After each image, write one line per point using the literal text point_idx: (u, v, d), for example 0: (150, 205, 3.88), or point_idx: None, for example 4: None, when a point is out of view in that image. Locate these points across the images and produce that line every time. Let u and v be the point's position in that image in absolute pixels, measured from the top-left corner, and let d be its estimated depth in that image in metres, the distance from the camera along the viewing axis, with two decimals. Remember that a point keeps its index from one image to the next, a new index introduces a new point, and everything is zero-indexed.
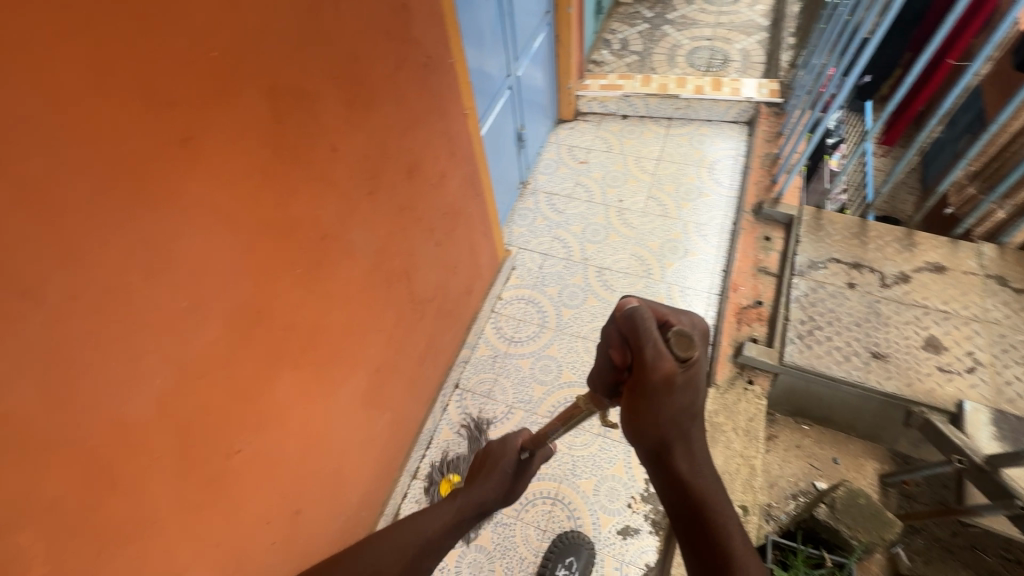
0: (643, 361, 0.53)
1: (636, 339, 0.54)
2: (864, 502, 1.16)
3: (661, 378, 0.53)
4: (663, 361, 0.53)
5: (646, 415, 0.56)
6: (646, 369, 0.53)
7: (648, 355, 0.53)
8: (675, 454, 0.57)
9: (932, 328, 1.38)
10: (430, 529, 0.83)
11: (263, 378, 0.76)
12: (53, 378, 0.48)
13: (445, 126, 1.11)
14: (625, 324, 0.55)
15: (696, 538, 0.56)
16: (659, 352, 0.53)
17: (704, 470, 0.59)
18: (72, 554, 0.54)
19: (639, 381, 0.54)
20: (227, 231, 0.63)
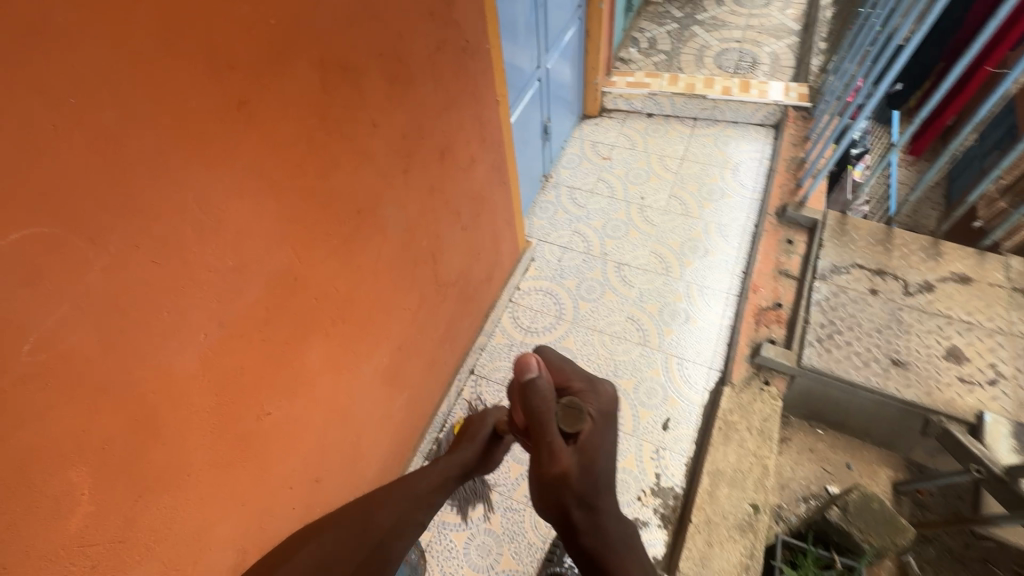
0: (539, 454, 0.55)
1: (534, 421, 0.54)
2: (877, 507, 1.15)
3: (557, 473, 0.54)
4: (560, 458, 0.54)
5: (543, 495, 0.56)
6: (541, 463, 0.54)
7: (543, 448, 0.54)
8: (579, 527, 0.56)
9: (955, 338, 1.36)
10: (420, 487, 0.86)
11: (295, 345, 0.79)
12: (112, 323, 0.51)
13: (478, 110, 1.12)
14: (523, 397, 0.54)
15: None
16: (554, 448, 0.54)
17: (616, 539, 0.57)
18: (115, 496, 0.57)
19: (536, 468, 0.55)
20: (272, 197, 0.65)
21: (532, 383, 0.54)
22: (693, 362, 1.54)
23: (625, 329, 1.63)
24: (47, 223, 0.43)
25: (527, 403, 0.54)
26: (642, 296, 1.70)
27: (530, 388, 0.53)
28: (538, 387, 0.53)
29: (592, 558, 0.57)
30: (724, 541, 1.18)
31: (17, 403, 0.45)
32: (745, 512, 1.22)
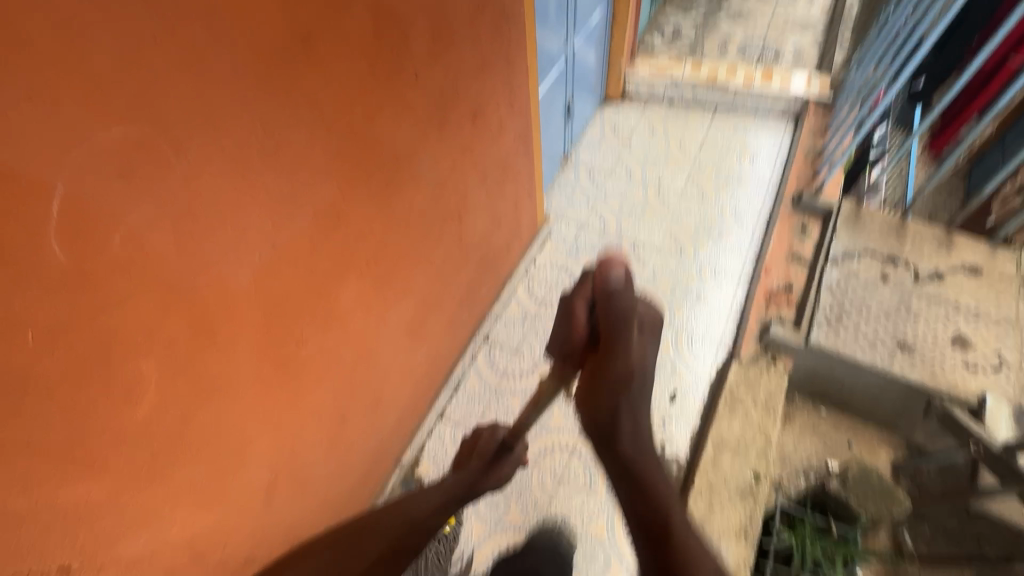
0: (612, 352, 0.65)
1: (614, 321, 0.65)
2: (875, 479, 1.25)
3: (621, 375, 0.66)
4: (628, 358, 0.66)
5: (596, 395, 0.68)
6: (611, 358, 0.65)
7: (617, 347, 0.65)
8: (621, 436, 0.69)
9: (962, 325, 1.39)
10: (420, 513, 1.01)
11: (332, 280, 0.83)
12: (184, 228, 0.56)
13: (509, 79, 1.17)
14: (604, 299, 0.65)
15: (636, 503, 0.69)
16: (628, 349, 0.65)
17: (646, 451, 0.71)
18: (175, 392, 0.63)
19: (601, 365, 0.66)
20: (323, 131, 0.70)
21: (614, 288, 0.65)
22: (703, 339, 1.58)
23: None
24: (139, 124, 0.48)
25: (610, 301, 0.65)
26: (655, 275, 1.74)
27: (615, 293, 0.65)
28: (621, 287, 0.65)
29: (628, 463, 0.70)
30: (724, 505, 1.22)
31: (106, 287, 0.50)
32: (746, 479, 1.26)
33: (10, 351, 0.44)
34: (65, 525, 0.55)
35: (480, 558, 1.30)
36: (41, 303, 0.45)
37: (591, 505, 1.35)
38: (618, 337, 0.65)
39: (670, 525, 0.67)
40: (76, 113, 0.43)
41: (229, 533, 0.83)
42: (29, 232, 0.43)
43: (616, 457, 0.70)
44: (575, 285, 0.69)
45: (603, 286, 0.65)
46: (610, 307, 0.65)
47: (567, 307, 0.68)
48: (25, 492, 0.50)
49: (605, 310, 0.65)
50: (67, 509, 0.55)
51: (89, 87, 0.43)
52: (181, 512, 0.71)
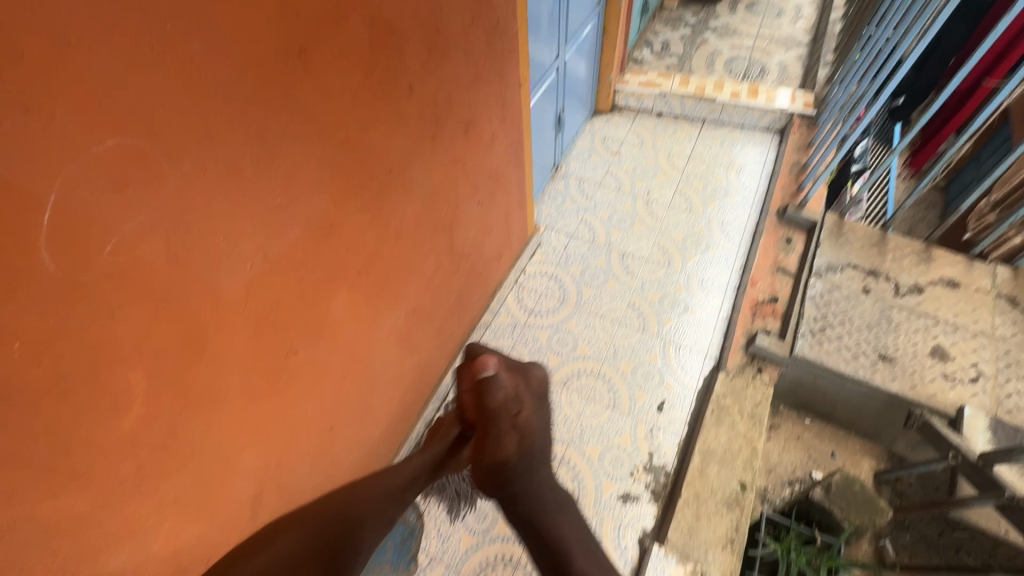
0: (485, 439, 0.67)
1: (486, 413, 0.67)
2: (858, 489, 1.22)
3: (497, 458, 0.67)
4: (501, 442, 0.67)
5: (482, 469, 0.69)
6: (487, 445, 0.67)
7: (490, 435, 0.67)
8: (516, 495, 0.71)
9: (940, 338, 1.43)
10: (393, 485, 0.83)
11: (324, 290, 0.83)
12: (177, 239, 0.56)
13: (502, 90, 1.18)
14: (477, 393, 0.68)
15: (540, 550, 0.72)
16: (502, 436, 0.67)
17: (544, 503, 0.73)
18: (162, 403, 0.62)
19: (479, 450, 0.68)
20: (318, 142, 0.70)
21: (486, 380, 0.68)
22: (690, 350, 1.60)
23: (626, 316, 1.68)
24: (135, 135, 0.48)
25: (482, 396, 0.67)
26: (644, 285, 1.76)
27: (485, 386, 0.67)
28: (491, 381, 0.68)
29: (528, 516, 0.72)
30: (711, 515, 1.24)
31: (96, 297, 0.50)
32: (732, 489, 1.28)
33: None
34: (47, 539, 0.54)
35: (467, 569, 1.29)
36: (31, 314, 0.45)
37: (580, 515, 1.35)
38: (490, 423, 0.67)
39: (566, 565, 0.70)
40: (72, 124, 0.43)
41: (214, 546, 0.81)
42: (21, 242, 0.42)
43: (515, 511, 0.72)
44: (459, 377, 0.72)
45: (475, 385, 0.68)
46: (483, 398, 0.67)
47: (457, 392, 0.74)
48: (7, 504, 0.49)
49: (480, 403, 0.67)
50: (49, 523, 0.54)
51: (87, 99, 0.43)
52: (167, 524, 0.70)
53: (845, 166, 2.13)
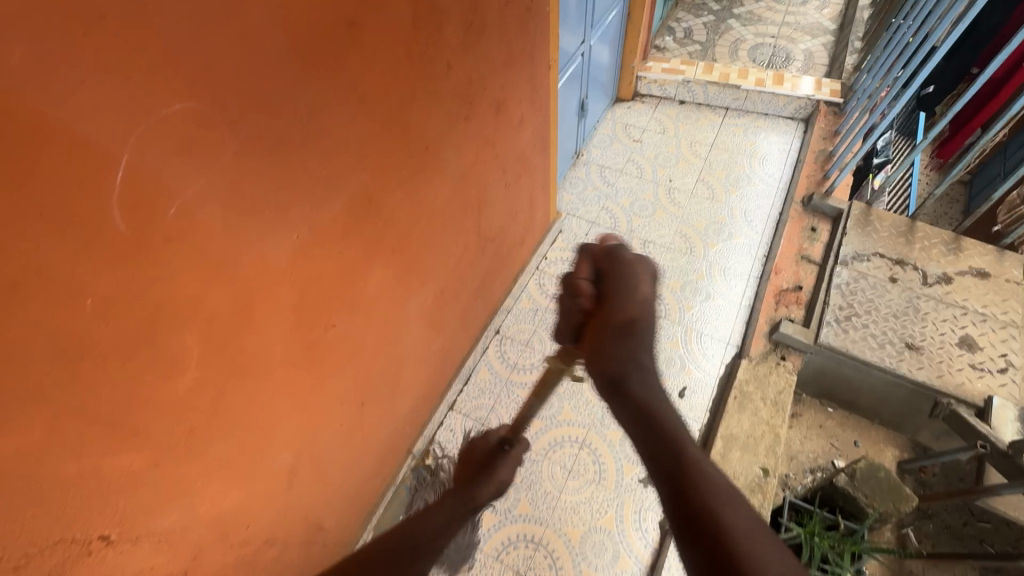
0: (612, 295, 0.68)
1: (613, 276, 0.69)
2: (883, 475, 1.22)
3: (622, 318, 0.66)
4: (627, 300, 0.67)
5: (602, 337, 0.66)
6: (611, 302, 0.67)
7: (617, 293, 0.67)
8: (630, 378, 0.62)
9: (969, 328, 1.41)
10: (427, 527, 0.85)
11: (361, 267, 0.85)
12: (232, 207, 0.57)
13: (532, 71, 1.18)
14: (603, 264, 0.71)
15: (653, 448, 0.58)
16: (627, 291, 0.67)
17: (661, 399, 0.62)
18: (214, 369, 0.64)
19: (604, 311, 0.67)
20: (361, 117, 0.71)
21: (611, 251, 0.71)
22: (712, 337, 1.60)
23: None
24: (200, 102, 0.49)
25: (609, 262, 0.70)
26: (665, 272, 1.75)
27: (612, 254, 0.71)
28: (617, 251, 0.71)
29: (642, 409, 0.61)
30: None
31: (158, 260, 0.51)
32: (754, 475, 1.28)
33: (69, 318, 0.46)
34: (106, 494, 0.57)
35: (489, 548, 1.31)
36: (101, 273, 0.47)
37: (601, 496, 1.36)
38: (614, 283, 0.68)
39: (686, 457, 0.56)
40: (145, 89, 0.44)
41: (254, 513, 0.84)
42: (95, 203, 0.44)
43: (628, 394, 0.62)
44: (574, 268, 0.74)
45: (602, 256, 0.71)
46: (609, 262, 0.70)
47: (570, 284, 0.72)
48: (73, 458, 0.51)
49: (606, 271, 0.70)
50: (110, 479, 0.56)
51: (157, 64, 0.44)
52: (213, 488, 0.72)
53: (869, 159, 2.11)
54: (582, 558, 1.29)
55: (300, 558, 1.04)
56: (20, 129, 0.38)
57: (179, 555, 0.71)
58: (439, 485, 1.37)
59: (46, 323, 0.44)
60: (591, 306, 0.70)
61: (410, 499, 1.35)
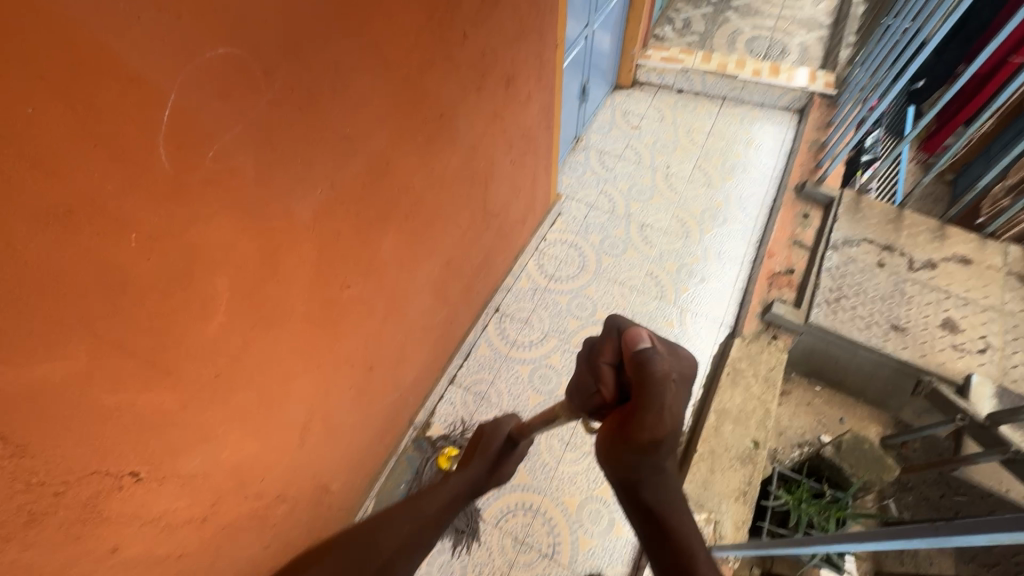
0: (641, 420, 0.58)
1: (642, 393, 0.59)
2: (867, 448, 1.29)
3: (649, 440, 0.58)
4: (658, 426, 0.58)
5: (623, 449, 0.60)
6: (638, 427, 0.58)
7: (647, 415, 0.58)
8: (645, 486, 0.62)
9: (951, 311, 1.47)
10: (430, 506, 0.91)
11: (377, 230, 0.88)
12: (264, 156, 0.59)
13: (540, 48, 1.20)
14: (633, 365, 0.61)
15: (662, 558, 0.61)
16: (659, 419, 0.58)
17: (674, 502, 0.63)
18: (240, 316, 0.66)
19: (628, 426, 0.59)
20: (383, 77, 0.73)
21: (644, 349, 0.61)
22: (706, 318, 1.65)
23: (644, 284, 1.72)
24: (240, 46, 0.51)
25: (639, 370, 0.60)
26: (662, 255, 1.79)
27: (645, 359, 0.60)
28: (652, 354, 0.60)
29: (653, 513, 0.63)
30: (725, 469, 1.29)
31: (196, 201, 0.53)
32: (745, 447, 1.33)
33: (116, 248, 0.48)
34: (139, 430, 0.59)
35: (489, 514, 1.35)
36: (145, 207, 0.49)
37: (598, 467, 1.41)
38: (646, 395, 0.58)
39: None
40: (194, 29, 0.46)
41: (268, 467, 0.87)
42: (142, 137, 0.46)
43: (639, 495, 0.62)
44: (601, 347, 0.66)
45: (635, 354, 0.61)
46: (644, 367, 0.60)
47: (592, 365, 0.67)
48: (112, 389, 0.53)
49: (635, 371, 0.61)
50: (142, 415, 0.58)
51: (205, 6, 0.46)
52: (234, 436, 0.75)
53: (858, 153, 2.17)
54: (578, 526, 1.33)
55: (307, 518, 1.07)
56: (77, 61, 0.39)
57: (199, 500, 0.74)
58: (440, 455, 1.40)
59: (97, 252, 0.46)
60: (612, 397, 0.65)
61: (411, 467, 1.39)
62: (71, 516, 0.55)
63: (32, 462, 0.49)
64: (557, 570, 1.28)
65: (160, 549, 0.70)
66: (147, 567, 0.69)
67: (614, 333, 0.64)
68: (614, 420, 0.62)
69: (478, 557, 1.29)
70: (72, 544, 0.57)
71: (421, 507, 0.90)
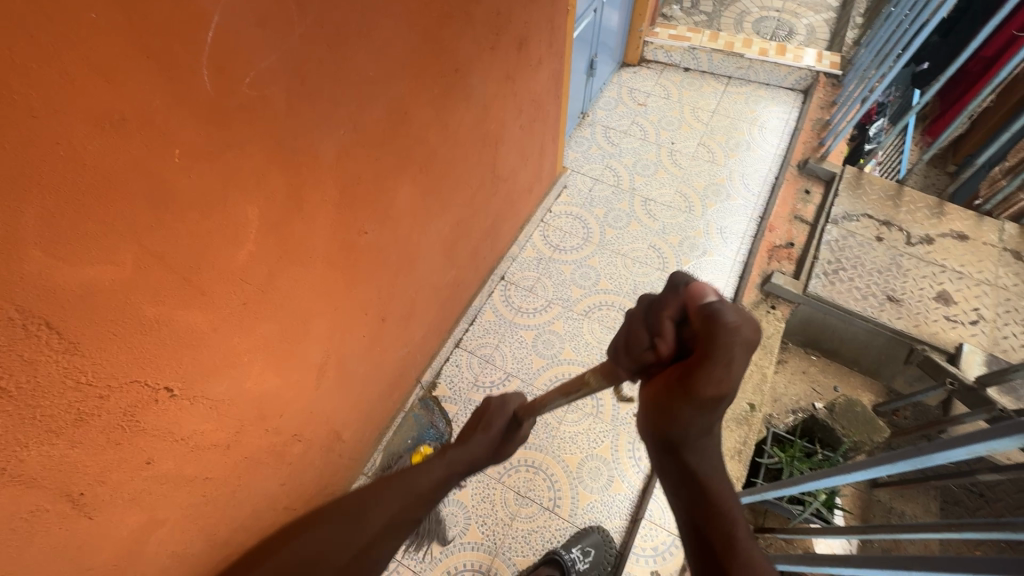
0: (705, 371, 0.50)
1: (709, 341, 0.50)
2: (859, 410, 1.36)
3: (711, 396, 0.51)
4: (724, 379, 0.50)
5: (674, 410, 0.53)
6: (701, 378, 0.50)
7: (714, 365, 0.50)
8: (689, 453, 0.57)
9: (946, 284, 1.51)
10: (413, 506, 0.82)
11: (393, 180, 0.91)
12: (295, 90, 0.63)
13: (552, 12, 1.22)
14: (700, 318, 0.52)
15: (699, 518, 0.58)
16: (727, 373, 0.50)
17: (716, 470, 0.59)
18: (267, 247, 0.70)
19: (689, 378, 0.51)
20: (404, 25, 0.76)
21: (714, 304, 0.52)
22: None
23: (647, 256, 1.76)
24: None
25: (708, 321, 0.51)
26: (665, 228, 1.82)
27: (713, 310, 0.51)
28: (722, 307, 0.51)
29: (694, 477, 0.58)
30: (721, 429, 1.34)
31: (232, 127, 0.57)
32: (742, 409, 1.38)
33: (162, 163, 0.51)
34: (174, 346, 0.63)
35: (493, 471, 1.39)
36: (187, 126, 0.52)
37: (599, 428, 1.45)
38: (712, 347, 0.50)
39: (738, 548, 0.56)
40: None
41: (287, 404, 0.91)
42: (190, 58, 0.50)
43: (682, 464, 0.58)
44: (658, 301, 0.58)
45: (700, 307, 0.53)
46: (713, 320, 0.51)
47: (649, 319, 0.58)
48: (153, 301, 0.57)
49: (700, 323, 0.52)
50: (178, 332, 0.62)
51: None
52: (257, 366, 0.79)
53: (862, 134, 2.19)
54: (578, 481, 1.38)
55: (320, 462, 1.12)
56: None
57: (225, 426, 0.78)
58: (445, 412, 1.45)
59: (144, 164, 0.50)
60: (669, 357, 0.56)
61: (419, 424, 1.43)
62: (113, 422, 0.59)
63: (83, 362, 0.53)
64: (557, 522, 1.32)
65: (188, 470, 0.74)
66: (177, 485, 0.73)
67: (676, 285, 0.56)
68: (673, 374, 0.53)
69: (482, 510, 1.34)
70: (112, 450, 0.61)
71: (402, 506, 0.82)
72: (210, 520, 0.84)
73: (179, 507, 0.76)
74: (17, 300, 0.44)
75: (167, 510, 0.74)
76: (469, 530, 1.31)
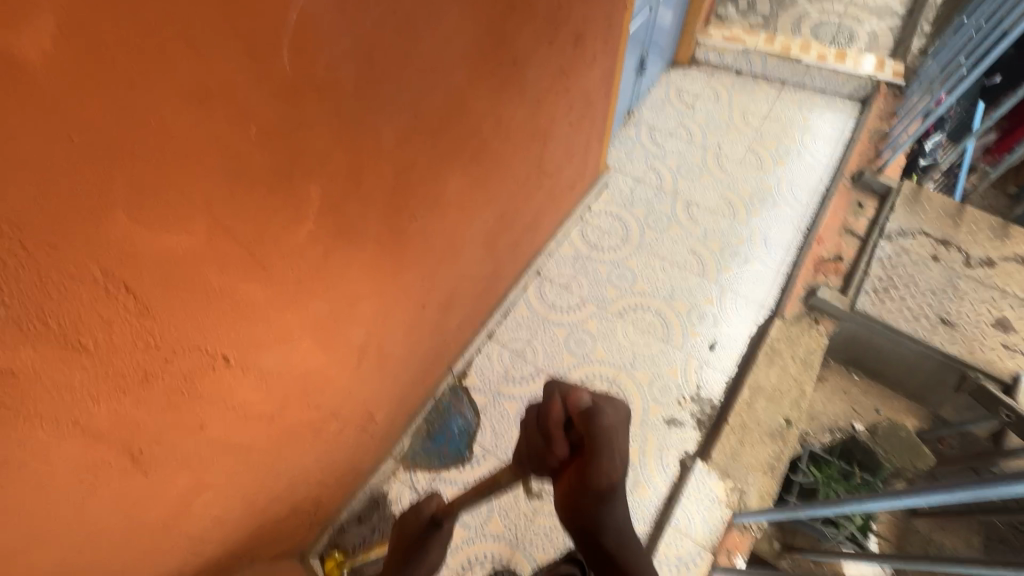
0: (598, 467, 0.53)
1: (598, 440, 0.53)
2: (903, 435, 1.31)
3: (606, 484, 0.54)
4: (615, 470, 0.53)
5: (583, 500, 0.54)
6: (595, 475, 0.53)
7: (604, 461, 0.53)
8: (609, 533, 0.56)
9: (1006, 310, 1.44)
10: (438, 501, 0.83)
11: (441, 170, 0.91)
12: (364, 73, 0.64)
13: (611, 9, 1.20)
14: (581, 420, 0.54)
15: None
16: (615, 465, 0.54)
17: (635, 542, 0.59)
18: (325, 227, 0.71)
19: (584, 478, 0.53)
20: (469, 14, 0.76)
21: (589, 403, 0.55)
22: (746, 299, 1.64)
23: (686, 261, 1.72)
24: None
25: (590, 424, 0.53)
26: (706, 233, 1.78)
27: (593, 410, 0.54)
28: (599, 406, 0.54)
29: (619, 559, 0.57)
30: (754, 442, 1.32)
31: (306, 106, 0.58)
32: (777, 424, 1.35)
33: (239, 138, 0.53)
34: (233, 317, 0.65)
35: None
36: (263, 102, 0.53)
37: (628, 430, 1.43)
38: (600, 444, 0.53)
39: None
40: None
41: (328, 381, 0.93)
42: (273, 38, 0.51)
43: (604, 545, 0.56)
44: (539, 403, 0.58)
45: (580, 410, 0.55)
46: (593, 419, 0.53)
47: (536, 423, 0.57)
48: (218, 272, 0.59)
49: (584, 426, 0.54)
50: (238, 304, 0.64)
51: None
52: (305, 343, 0.81)
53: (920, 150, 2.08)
54: None
55: (352, 442, 1.14)
56: None
57: (271, 398, 0.80)
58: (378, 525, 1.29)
59: (222, 138, 0.51)
60: (564, 459, 0.56)
61: (446, 414, 1.44)
62: (173, 386, 0.61)
63: (152, 326, 0.55)
64: None
65: (234, 438, 0.77)
66: (223, 451, 0.76)
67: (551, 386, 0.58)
68: (572, 474, 0.54)
69: (504, 502, 1.34)
70: (169, 412, 0.63)
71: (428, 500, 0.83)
72: (250, 488, 0.87)
73: (225, 472, 0.79)
74: (101, 263, 0.46)
75: (214, 475, 0.77)
76: (491, 520, 1.32)
